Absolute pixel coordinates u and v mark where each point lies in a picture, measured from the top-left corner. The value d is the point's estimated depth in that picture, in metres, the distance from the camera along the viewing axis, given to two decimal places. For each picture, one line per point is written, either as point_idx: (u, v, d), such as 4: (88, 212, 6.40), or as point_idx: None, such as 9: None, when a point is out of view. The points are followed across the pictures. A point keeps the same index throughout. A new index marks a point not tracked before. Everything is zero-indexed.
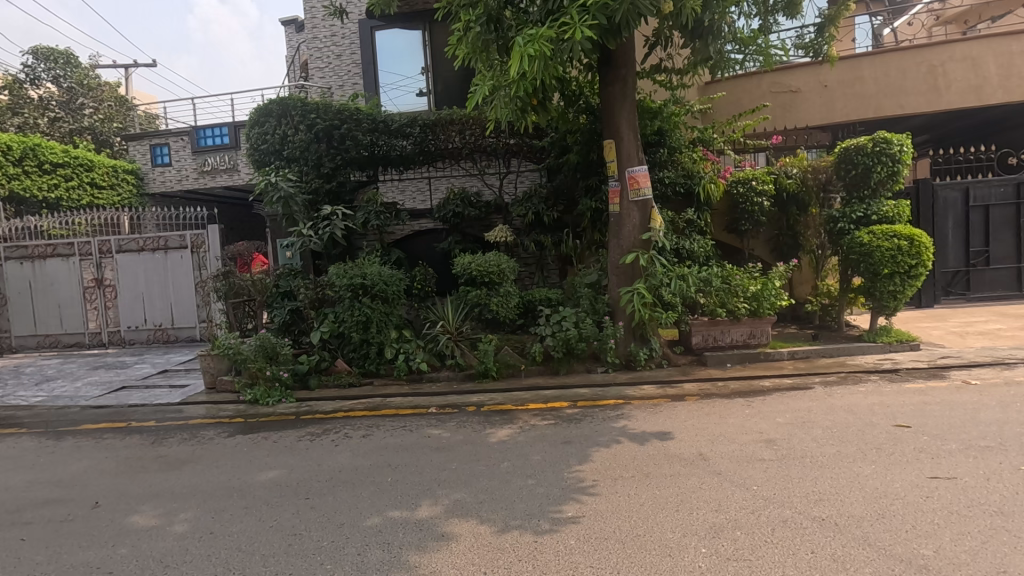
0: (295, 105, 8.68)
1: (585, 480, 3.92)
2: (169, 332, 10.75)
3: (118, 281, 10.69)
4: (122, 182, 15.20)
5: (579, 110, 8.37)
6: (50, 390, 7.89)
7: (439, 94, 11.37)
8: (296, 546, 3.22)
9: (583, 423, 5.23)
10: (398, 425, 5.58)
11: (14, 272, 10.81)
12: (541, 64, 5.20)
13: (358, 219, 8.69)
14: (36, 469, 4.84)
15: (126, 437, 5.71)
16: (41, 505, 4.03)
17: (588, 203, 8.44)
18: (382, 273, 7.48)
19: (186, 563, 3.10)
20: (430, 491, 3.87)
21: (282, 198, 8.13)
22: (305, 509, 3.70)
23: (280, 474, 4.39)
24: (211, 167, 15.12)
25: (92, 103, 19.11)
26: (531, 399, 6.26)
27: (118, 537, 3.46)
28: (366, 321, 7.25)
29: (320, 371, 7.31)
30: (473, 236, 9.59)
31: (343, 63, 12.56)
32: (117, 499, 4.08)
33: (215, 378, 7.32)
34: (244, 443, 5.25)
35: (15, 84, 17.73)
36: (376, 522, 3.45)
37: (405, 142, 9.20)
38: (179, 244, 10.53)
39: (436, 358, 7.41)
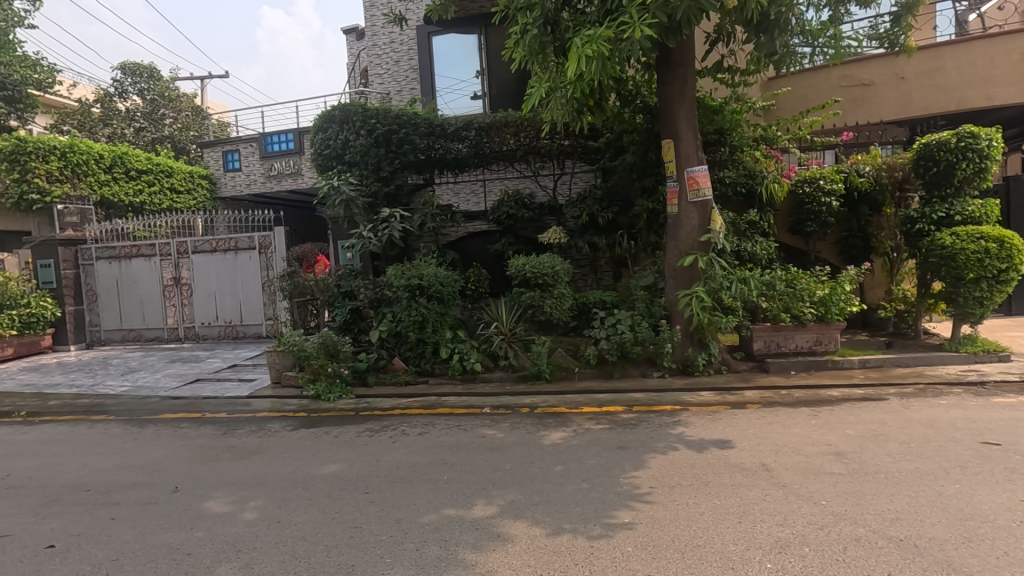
0: (356, 111, 8.93)
1: (641, 486, 3.85)
2: (238, 329, 11.37)
3: (193, 280, 11.40)
4: (197, 187, 16.26)
5: (635, 109, 8.23)
6: (134, 381, 8.51)
7: (494, 96, 11.48)
8: (357, 538, 3.33)
9: (639, 428, 5.15)
10: (453, 424, 5.65)
11: (103, 271, 11.70)
12: (599, 64, 5.15)
13: (415, 221, 8.88)
14: (123, 454, 5.24)
15: (201, 427, 6.08)
16: (128, 487, 4.35)
17: (643, 204, 8.29)
18: (439, 274, 7.61)
19: (256, 549, 3.26)
20: (485, 491, 3.91)
21: (343, 201, 8.47)
22: (365, 503, 3.81)
23: (341, 467, 4.55)
24: (277, 171, 15.85)
25: (172, 113, 20.41)
26: (585, 402, 6.20)
27: (195, 520, 3.69)
28: (422, 320, 7.41)
29: (377, 369, 7.49)
30: (527, 237, 9.64)
31: (401, 68, 12.88)
32: (193, 485, 4.34)
33: (281, 373, 7.69)
34: (307, 437, 5.49)
35: (106, 98, 19.26)
36: (433, 519, 3.52)
37: (461, 145, 9.34)
38: (248, 245, 11.11)
39: (490, 358, 7.47)
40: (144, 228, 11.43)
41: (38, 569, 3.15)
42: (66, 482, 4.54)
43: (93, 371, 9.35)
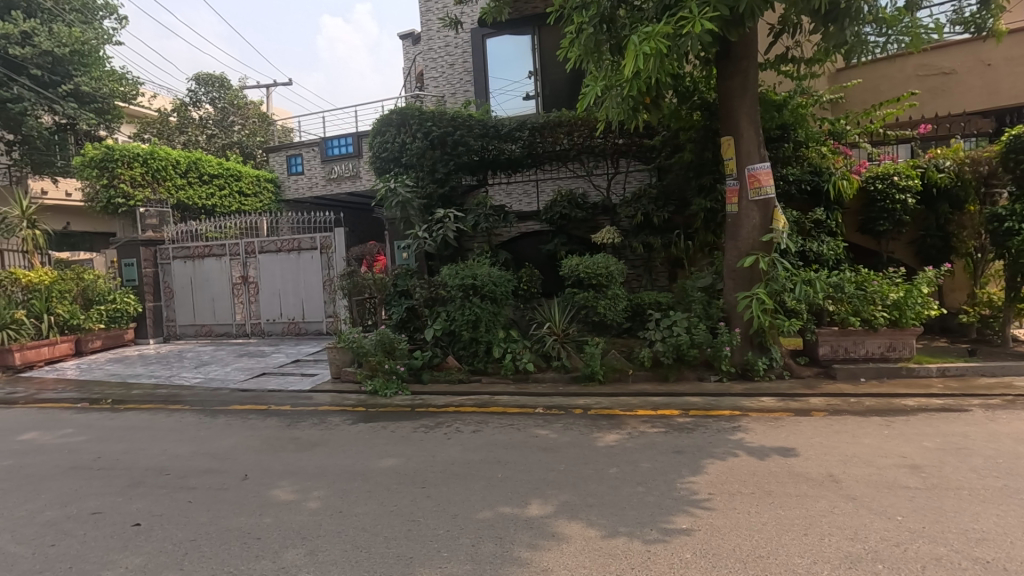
0: (413, 114, 9.12)
1: (699, 492, 3.75)
2: (300, 325, 11.88)
3: (259, 278, 11.98)
4: (263, 190, 17.15)
5: (693, 106, 8.02)
6: (206, 373, 9.05)
7: (547, 97, 11.49)
8: (414, 531, 3.41)
9: (695, 433, 5.02)
10: (506, 423, 5.70)
11: (179, 269, 12.48)
12: (657, 61, 5.06)
13: (469, 221, 8.98)
14: (197, 442, 5.58)
15: (267, 418, 6.39)
16: (203, 473, 4.64)
17: (701, 203, 8.07)
18: (492, 273, 7.68)
19: (319, 537, 3.40)
20: (539, 490, 3.92)
21: (400, 203, 8.69)
22: (422, 498, 3.90)
23: (398, 462, 4.68)
24: (337, 175, 16.38)
25: (241, 120, 21.52)
26: (639, 404, 6.11)
27: (263, 507, 3.88)
28: (476, 320, 7.50)
29: (432, 366, 7.66)
30: (580, 237, 9.58)
31: (456, 71, 13.08)
32: (261, 473, 4.58)
33: (340, 369, 7.98)
34: (366, 431, 5.67)
35: (182, 107, 20.54)
36: (488, 516, 3.56)
37: (514, 146, 9.39)
38: (310, 246, 11.59)
39: (542, 358, 7.48)
40: (215, 229, 12.12)
41: (126, 545, 3.42)
42: (148, 466, 4.88)
43: (170, 363, 10.00)
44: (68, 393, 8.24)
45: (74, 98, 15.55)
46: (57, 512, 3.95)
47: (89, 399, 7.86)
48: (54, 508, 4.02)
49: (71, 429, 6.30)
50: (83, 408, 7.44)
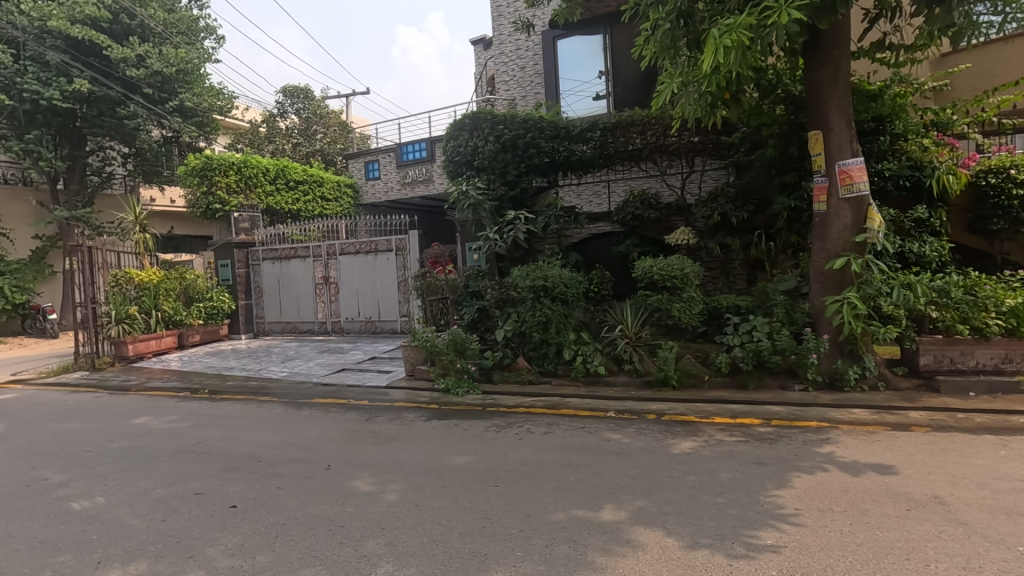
0: (485, 118, 9.23)
1: (785, 507, 3.55)
2: (376, 324, 12.38)
3: (339, 279, 12.60)
4: (344, 195, 18.27)
5: (776, 100, 7.62)
6: (291, 368, 9.63)
7: (619, 96, 11.37)
8: (488, 529, 3.45)
9: (779, 444, 4.76)
10: (577, 426, 5.66)
11: (268, 269, 13.36)
12: (739, 54, 4.85)
13: (539, 223, 8.99)
14: (285, 432, 5.95)
15: (347, 412, 6.71)
16: (290, 461, 4.93)
17: (784, 202, 7.65)
18: (563, 275, 7.66)
19: (397, 529, 3.51)
20: (612, 495, 3.85)
21: (472, 206, 8.83)
22: (495, 496, 3.95)
23: (471, 459, 4.76)
24: (411, 179, 16.63)
25: (323, 128, 22.72)
26: (716, 412, 5.87)
27: (345, 497, 4.07)
28: (546, 321, 7.49)
29: (502, 367, 7.74)
30: (653, 238, 9.35)
31: (527, 74, 13.14)
32: (342, 464, 4.81)
33: (414, 367, 8.25)
34: (439, 428, 5.82)
35: (271, 118, 21.98)
36: (561, 518, 3.55)
37: (585, 146, 9.31)
38: (386, 247, 12.08)
39: (614, 362, 7.37)
40: (301, 232, 12.92)
41: (225, 524, 3.69)
42: (242, 452, 5.25)
43: (259, 358, 10.71)
44: (172, 383, 9.02)
45: (179, 113, 17.11)
46: (166, 491, 4.33)
47: (190, 389, 8.57)
48: (163, 487, 4.42)
49: (176, 415, 6.89)
50: (185, 397, 8.12)
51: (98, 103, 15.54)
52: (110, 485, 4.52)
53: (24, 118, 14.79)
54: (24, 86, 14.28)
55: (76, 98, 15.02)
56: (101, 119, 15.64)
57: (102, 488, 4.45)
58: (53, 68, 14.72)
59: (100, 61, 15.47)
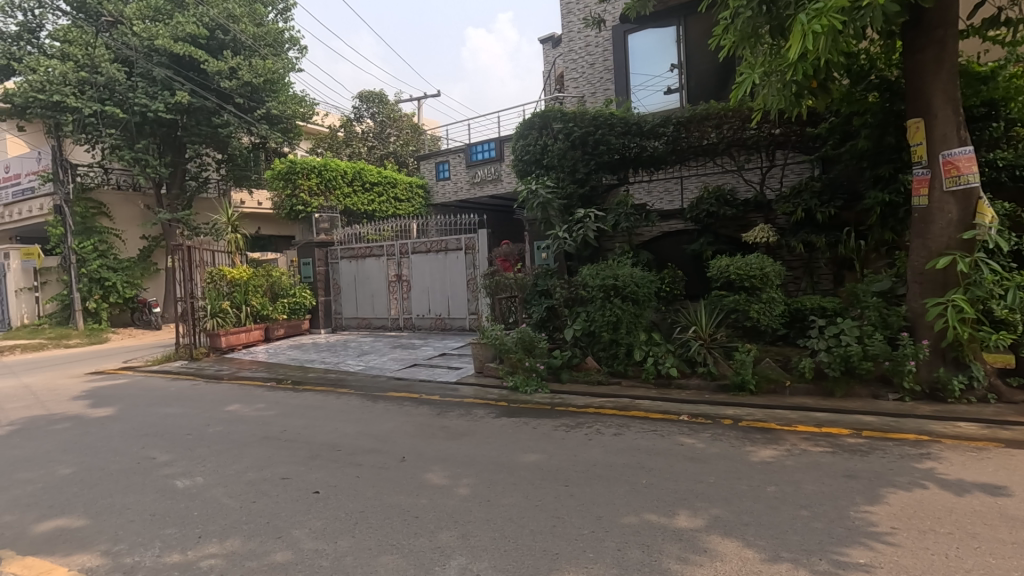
0: (555, 116, 9.18)
1: (878, 524, 3.30)
2: (445, 321, 12.67)
3: (411, 277, 13.01)
4: (415, 195, 18.92)
5: (869, 87, 7.09)
6: (366, 362, 10.06)
7: (692, 89, 11.01)
8: (559, 528, 3.45)
9: (871, 457, 4.44)
10: (648, 428, 5.53)
11: (345, 267, 13.99)
12: (830, 39, 4.55)
13: (609, 221, 8.85)
14: (362, 423, 6.22)
15: (419, 406, 6.92)
16: (367, 452, 5.14)
17: (876, 195, 7.10)
18: (634, 274, 7.50)
19: (469, 523, 3.58)
20: (687, 502, 3.73)
21: (541, 204, 8.82)
22: (565, 496, 3.94)
23: (541, 458, 4.77)
24: (480, 179, 16.84)
25: (396, 131, 23.51)
26: (798, 420, 5.55)
27: (419, 488, 4.19)
28: (616, 321, 7.37)
29: (571, 366, 7.69)
30: (729, 237, 8.96)
31: (596, 70, 12.92)
32: (416, 457, 4.96)
33: (483, 364, 8.37)
34: (509, 425, 5.87)
35: (348, 123, 23.03)
36: (634, 522, 3.48)
37: (657, 142, 9.04)
38: (456, 246, 12.34)
39: (686, 364, 7.13)
40: (375, 232, 13.45)
41: (309, 508, 3.90)
42: (323, 441, 5.54)
43: (337, 351, 11.27)
44: (260, 373, 9.66)
45: (267, 120, 18.27)
46: (256, 474, 4.64)
47: (275, 379, 9.15)
48: (254, 470, 4.74)
49: (264, 404, 7.38)
50: (272, 387, 8.69)
51: (196, 114, 16.88)
52: (208, 466, 4.91)
53: (135, 129, 16.29)
54: (135, 100, 15.72)
55: (178, 109, 16.39)
56: (199, 128, 17.05)
57: (201, 468, 4.84)
58: (159, 82, 16.13)
59: (198, 74, 16.77)
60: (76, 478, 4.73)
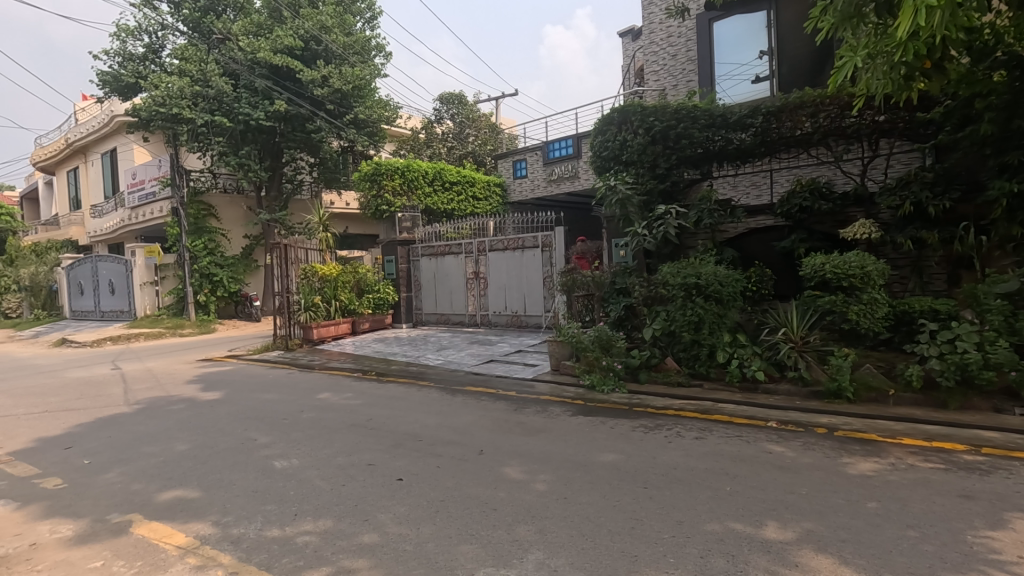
0: (635, 111, 8.96)
1: (1002, 552, 2.96)
2: (522, 318, 12.76)
3: (488, 274, 13.23)
4: (493, 194, 19.22)
5: (993, 65, 6.39)
6: (445, 356, 10.35)
7: (784, 76, 10.42)
8: (638, 530, 3.39)
9: (992, 477, 3.99)
10: (733, 433, 5.29)
11: (424, 265, 14.43)
12: (947, 12, 4.14)
13: (691, 217, 8.53)
14: (441, 415, 6.41)
15: (496, 401, 7.03)
16: (447, 443, 5.29)
17: (1000, 185, 6.36)
18: (718, 272, 7.21)
19: (547, 519, 3.60)
20: (776, 512, 3.54)
21: (619, 201, 8.66)
22: (644, 498, 3.86)
23: (618, 458, 4.70)
24: (557, 176, 16.79)
25: (475, 131, 23.96)
26: (904, 432, 5.09)
27: (497, 482, 4.26)
28: (698, 321, 7.10)
29: (649, 367, 7.50)
30: (824, 233, 8.36)
31: (678, 62, 12.40)
32: (494, 451, 5.04)
33: (559, 361, 8.35)
34: (586, 424, 5.84)
35: (429, 125, 23.76)
36: (717, 529, 3.35)
37: (744, 134, 8.59)
38: (533, 244, 12.42)
39: (775, 367, 6.74)
40: (454, 230, 13.79)
41: (393, 495, 4.08)
42: (405, 431, 5.77)
43: (418, 345, 11.69)
44: (348, 364, 10.23)
45: (355, 125, 19.27)
46: (345, 459, 4.92)
47: (361, 371, 9.64)
48: (343, 455, 5.02)
49: (351, 393, 7.80)
50: (358, 377, 9.16)
51: (292, 121, 18.08)
52: (302, 449, 5.26)
53: (239, 137, 17.69)
54: (240, 110, 17.08)
55: (276, 117, 17.66)
56: (294, 134, 18.29)
57: (297, 451, 5.19)
58: (260, 92, 17.44)
59: (294, 84, 17.94)
60: (190, 454, 5.23)
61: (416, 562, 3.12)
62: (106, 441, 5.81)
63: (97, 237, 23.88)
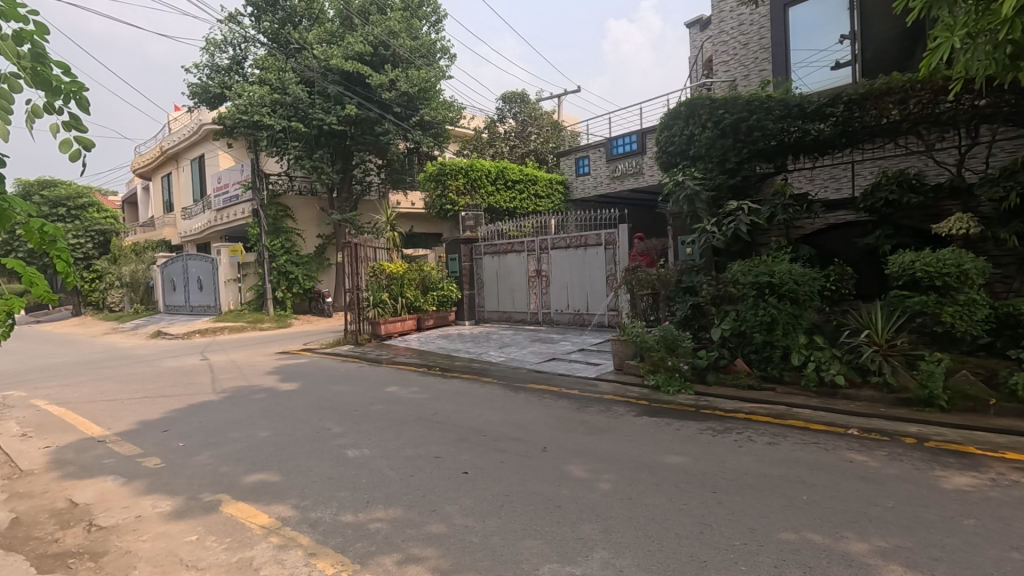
0: (703, 103, 8.65)
1: None
2: (584, 317, 12.67)
3: (550, 272, 13.23)
4: (555, 192, 19.20)
5: None
6: (507, 354, 10.44)
7: (869, 61, 9.75)
8: (707, 535, 3.29)
9: None
10: (809, 440, 5.04)
11: (487, 263, 14.59)
12: None
13: (764, 213, 8.15)
14: (505, 412, 6.49)
15: (558, 400, 7.03)
16: (510, 439, 5.35)
17: None
18: (794, 270, 6.86)
19: (612, 518, 3.57)
20: (857, 525, 3.34)
21: (687, 196, 8.41)
22: (713, 502, 3.75)
23: (686, 461, 4.58)
24: (621, 172, 16.51)
25: (537, 129, 23.99)
26: (1006, 445, 4.66)
27: (561, 479, 4.27)
28: (771, 321, 6.79)
29: (717, 368, 7.25)
30: (913, 228, 7.76)
31: (750, 50, 11.75)
32: (557, 448, 5.05)
33: (623, 361, 8.23)
34: (650, 425, 5.73)
35: (492, 124, 24.00)
36: (793, 539, 3.21)
37: (823, 124, 8.11)
38: (596, 242, 12.33)
39: (857, 372, 6.35)
40: (516, 229, 13.87)
41: (459, 487, 4.18)
42: (470, 426, 5.88)
43: (481, 342, 11.86)
44: (414, 359, 10.54)
45: (420, 127, 19.80)
46: (413, 451, 5.09)
47: (426, 366, 9.90)
48: (411, 447, 5.19)
49: (417, 387, 8.04)
50: (423, 372, 9.42)
51: (362, 125, 18.83)
52: (373, 440, 5.48)
53: (314, 141, 18.62)
54: (314, 115, 17.96)
55: (347, 121, 18.43)
56: (364, 137, 19.03)
57: (367, 442, 5.41)
58: (332, 98, 18.26)
59: (364, 89, 18.64)
60: (271, 441, 5.58)
61: (483, 554, 3.18)
62: (198, 426, 6.29)
63: (187, 237, 25.81)
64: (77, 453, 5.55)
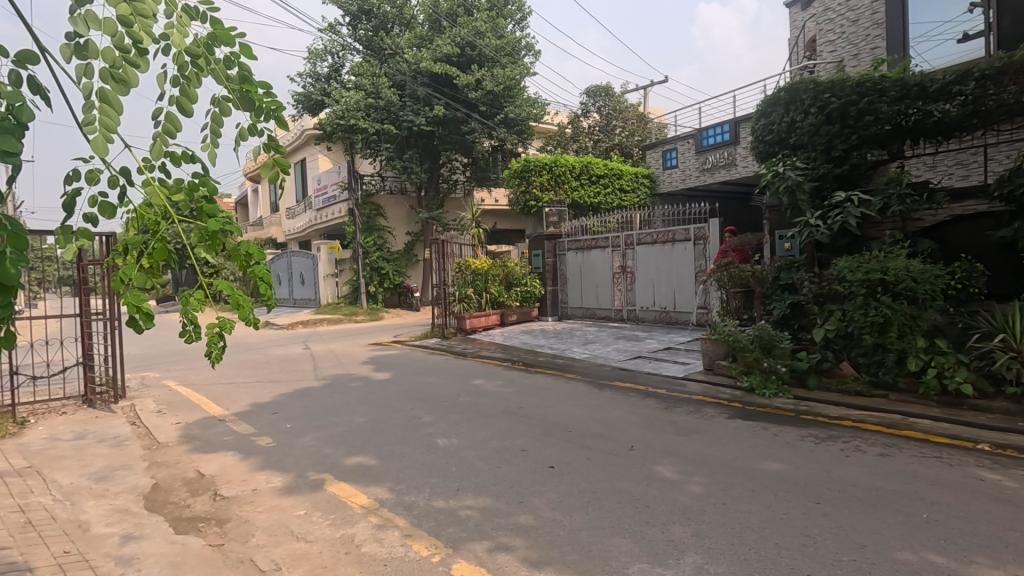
0: (806, 88, 8.11)
1: None
2: (671, 314, 12.29)
3: (636, 268, 12.94)
4: (641, 185, 18.74)
5: None
6: (591, 350, 10.36)
7: (1007, 30, 8.37)
8: (810, 548, 3.10)
9: None
10: (929, 453, 4.58)
11: (570, 259, 14.52)
12: None
13: (876, 205, 7.48)
14: (590, 408, 6.45)
15: (645, 398, 6.88)
16: (596, 436, 5.30)
17: None
18: (911, 266, 6.26)
19: (704, 522, 3.45)
20: (988, 550, 3.00)
21: (788, 188, 7.87)
22: (817, 514, 3.51)
23: (785, 468, 4.33)
24: (711, 164, 15.76)
25: (622, 123, 23.47)
26: None
27: (649, 479, 4.19)
28: (885, 322, 6.20)
29: (820, 371, 6.80)
30: None
31: (861, 28, 10.90)
32: (644, 448, 4.94)
33: (714, 360, 7.91)
34: (744, 428, 5.46)
35: (577, 119, 23.80)
36: (911, 559, 2.94)
37: (949, 104, 7.32)
38: (685, 237, 11.94)
39: (989, 381, 5.69)
40: (601, 224, 13.78)
41: (546, 481, 4.21)
42: (555, 421, 5.90)
43: (564, 338, 11.85)
44: (498, 353, 10.73)
45: (505, 124, 20.08)
46: (500, 443, 5.19)
47: (510, 360, 10.04)
48: (498, 439, 5.29)
49: (502, 381, 8.18)
50: (508, 367, 9.56)
51: (448, 124, 19.38)
52: (461, 430, 5.65)
53: (404, 142, 19.42)
54: (405, 117, 18.73)
55: (435, 121, 19.06)
56: (451, 137, 19.59)
57: (456, 432, 5.60)
58: (421, 100, 18.96)
59: (451, 89, 19.16)
60: (368, 426, 5.92)
61: (570, 548, 3.18)
62: (303, 410, 6.80)
63: (291, 236, 27.88)
64: (202, 429, 6.19)
